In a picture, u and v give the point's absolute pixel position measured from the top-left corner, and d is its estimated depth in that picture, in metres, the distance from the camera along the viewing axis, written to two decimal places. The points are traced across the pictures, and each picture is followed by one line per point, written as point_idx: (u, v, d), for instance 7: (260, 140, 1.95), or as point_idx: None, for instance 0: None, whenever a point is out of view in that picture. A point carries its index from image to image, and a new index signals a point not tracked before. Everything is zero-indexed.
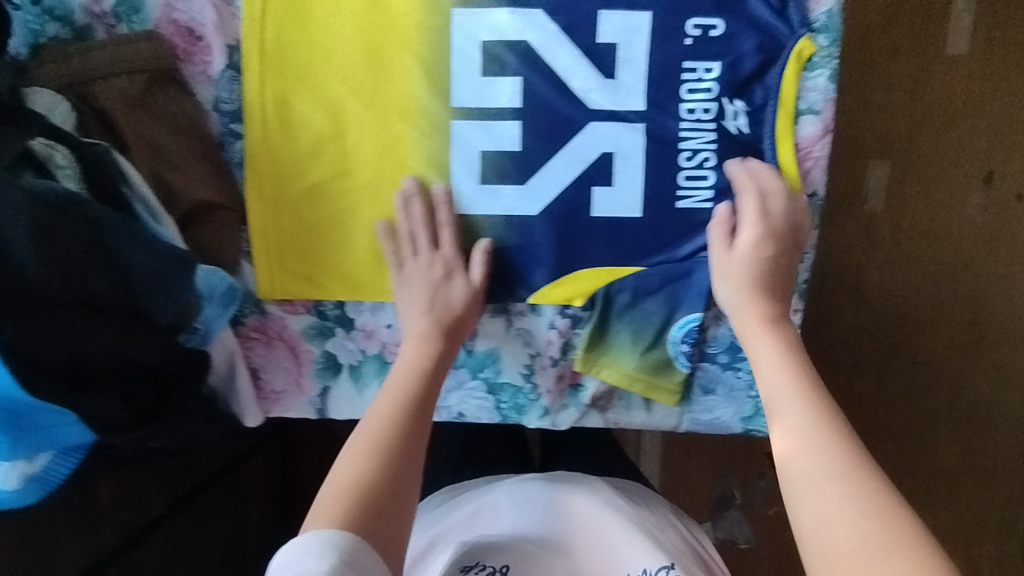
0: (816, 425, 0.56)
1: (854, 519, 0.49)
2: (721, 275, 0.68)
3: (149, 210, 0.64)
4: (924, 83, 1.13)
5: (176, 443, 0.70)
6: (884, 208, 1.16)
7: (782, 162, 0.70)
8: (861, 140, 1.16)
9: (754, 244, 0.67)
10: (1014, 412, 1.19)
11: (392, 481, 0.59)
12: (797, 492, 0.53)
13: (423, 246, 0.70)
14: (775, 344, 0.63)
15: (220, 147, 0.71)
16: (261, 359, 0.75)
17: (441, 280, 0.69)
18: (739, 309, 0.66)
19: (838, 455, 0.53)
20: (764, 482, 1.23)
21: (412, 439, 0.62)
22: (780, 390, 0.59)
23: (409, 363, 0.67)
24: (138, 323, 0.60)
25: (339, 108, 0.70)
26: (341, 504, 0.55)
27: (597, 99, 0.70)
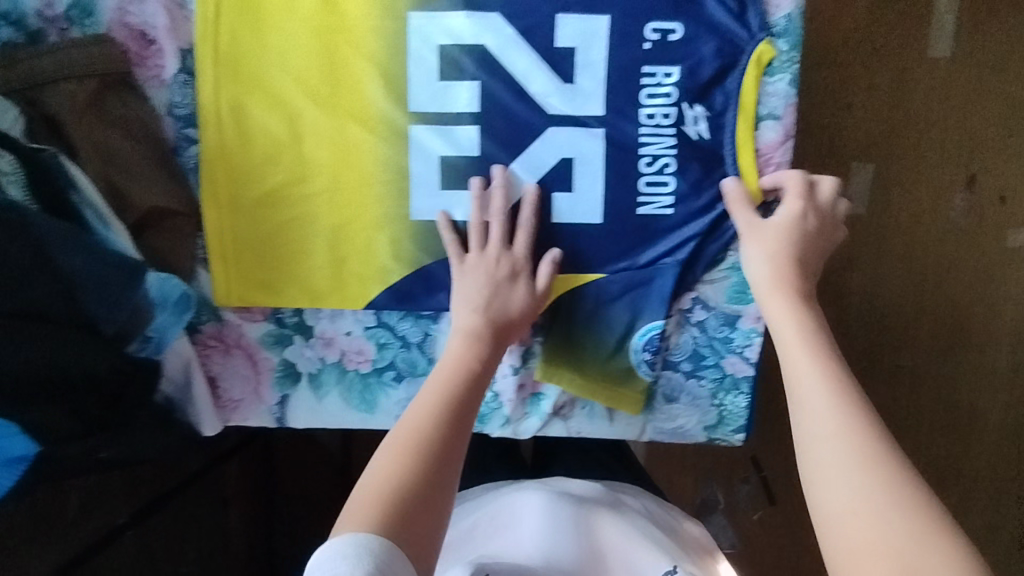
0: (843, 409, 0.52)
1: (884, 512, 0.46)
2: (758, 254, 0.65)
3: (98, 215, 0.63)
4: (907, 84, 1.09)
5: (129, 456, 0.68)
6: (868, 210, 1.11)
7: (743, 170, 0.69)
8: (842, 141, 1.10)
9: (793, 222, 0.65)
10: (998, 419, 1.14)
11: (437, 486, 0.52)
12: (821, 479, 0.50)
13: (495, 241, 0.68)
14: (797, 324, 0.59)
15: (175, 152, 0.70)
16: (220, 367, 0.74)
17: (509, 277, 0.67)
18: (771, 291, 0.63)
19: (865, 443, 0.50)
20: (748, 486, 1.20)
21: (457, 438, 0.55)
22: (804, 372, 0.56)
23: (455, 357, 0.62)
24: (84, 332, 0.59)
25: (295, 113, 0.69)
26: (376, 511, 0.49)
27: (556, 103, 0.69)
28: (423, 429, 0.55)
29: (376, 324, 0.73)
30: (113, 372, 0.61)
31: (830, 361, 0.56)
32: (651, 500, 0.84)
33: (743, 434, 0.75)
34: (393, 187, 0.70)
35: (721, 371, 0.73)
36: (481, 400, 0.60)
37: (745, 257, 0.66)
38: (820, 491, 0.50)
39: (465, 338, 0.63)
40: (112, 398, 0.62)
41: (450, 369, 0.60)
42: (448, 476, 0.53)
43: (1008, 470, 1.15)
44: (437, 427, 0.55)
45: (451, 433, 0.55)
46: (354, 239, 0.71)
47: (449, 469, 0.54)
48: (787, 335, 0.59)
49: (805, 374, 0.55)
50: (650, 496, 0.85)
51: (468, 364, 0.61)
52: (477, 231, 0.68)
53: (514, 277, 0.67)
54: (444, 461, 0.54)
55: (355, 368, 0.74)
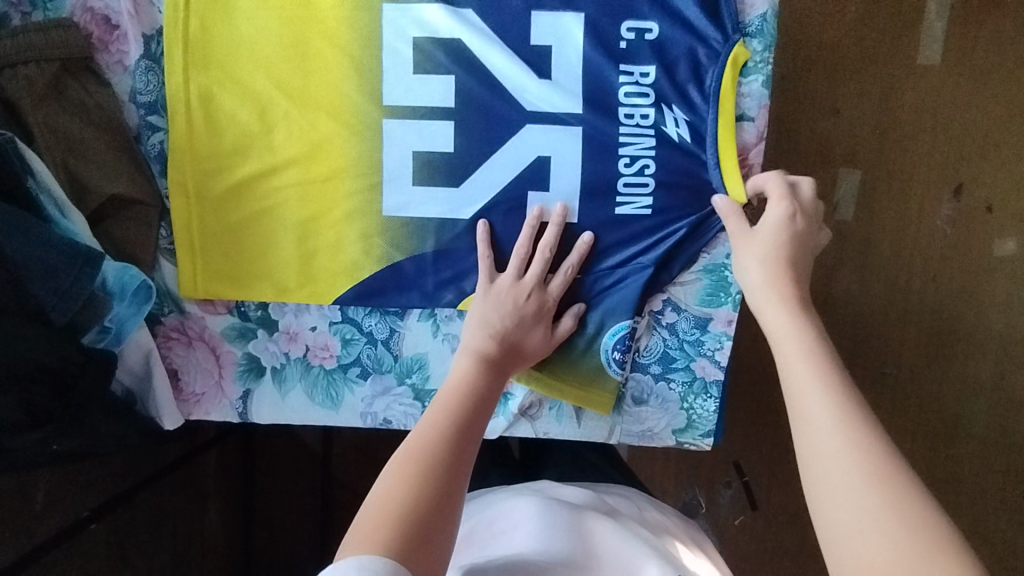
0: (847, 419, 0.48)
1: (898, 534, 0.42)
2: (753, 261, 0.62)
3: (56, 204, 0.62)
4: (895, 93, 1.08)
5: (85, 448, 0.67)
6: (855, 217, 1.10)
7: (728, 179, 0.67)
8: (831, 147, 1.10)
9: (782, 227, 0.63)
10: (984, 431, 1.13)
11: (449, 505, 0.50)
12: (827, 498, 0.46)
13: (533, 272, 0.68)
14: (798, 331, 0.55)
15: (137, 140, 0.69)
16: (182, 359, 0.72)
17: (534, 316, 0.67)
18: (772, 300, 0.59)
19: (872, 457, 0.45)
20: (730, 491, 1.19)
21: (462, 458, 0.54)
22: (806, 379, 0.51)
23: (460, 383, 0.61)
24: (33, 321, 0.58)
25: (266, 104, 0.68)
26: (390, 528, 0.46)
27: (531, 100, 0.68)
28: (429, 449, 0.53)
29: (342, 319, 0.72)
30: (66, 363, 0.59)
31: (833, 367, 0.52)
32: (651, 505, 0.82)
33: (713, 439, 0.73)
34: (365, 181, 0.69)
35: (691, 374, 0.72)
36: (485, 423, 0.59)
37: (739, 267, 0.64)
38: (826, 509, 0.46)
39: (472, 365, 0.63)
40: (67, 387, 0.60)
41: (458, 394, 0.59)
42: (456, 495, 0.51)
43: (993, 480, 1.13)
44: (443, 447, 0.54)
45: (456, 452, 0.54)
46: (324, 233, 0.70)
47: (458, 489, 0.52)
48: (786, 342, 0.55)
49: (805, 381, 0.51)
50: (652, 503, 0.83)
51: (472, 389, 0.60)
52: (519, 259, 0.68)
53: (539, 317, 0.68)
54: (452, 480, 0.52)
55: (319, 364, 0.73)
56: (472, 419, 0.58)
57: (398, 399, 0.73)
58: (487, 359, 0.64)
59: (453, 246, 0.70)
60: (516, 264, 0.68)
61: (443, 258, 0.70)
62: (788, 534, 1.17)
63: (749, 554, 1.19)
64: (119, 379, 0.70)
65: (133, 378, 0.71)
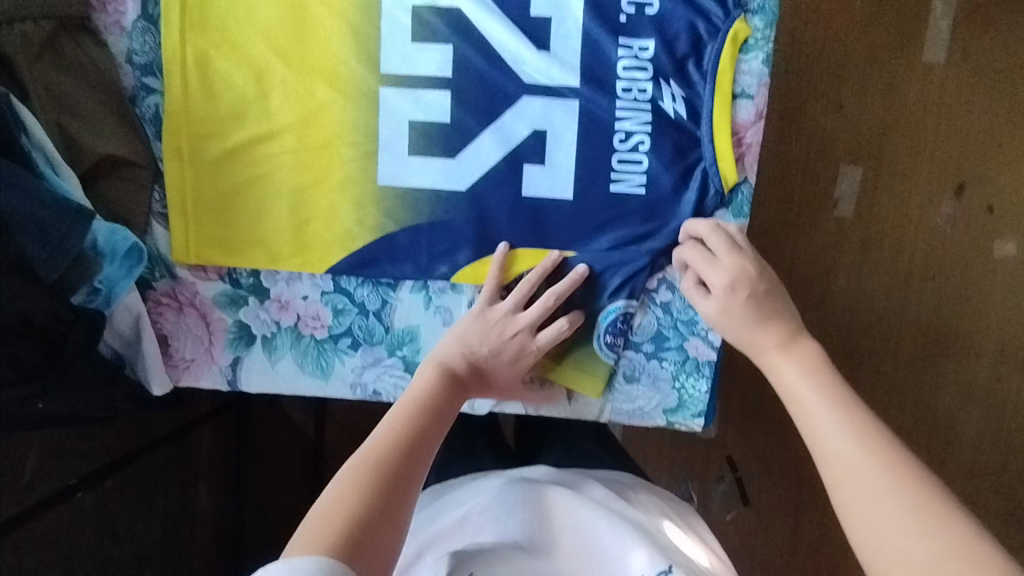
0: (857, 431, 0.50)
1: (925, 543, 0.44)
2: (725, 327, 0.62)
3: (48, 160, 0.62)
4: (899, 89, 1.07)
5: (71, 410, 0.66)
6: (855, 214, 1.10)
7: (721, 158, 0.67)
8: (833, 141, 1.09)
9: (729, 292, 0.61)
10: (977, 430, 1.12)
11: (394, 512, 0.50)
12: (858, 514, 0.48)
13: (529, 317, 0.66)
14: (793, 358, 0.57)
15: (132, 102, 0.69)
16: (172, 325, 0.72)
17: (511, 356, 0.67)
18: (764, 338, 0.59)
19: (886, 470, 0.48)
20: (722, 485, 1.18)
21: (414, 468, 0.54)
22: (813, 405, 0.53)
23: (421, 394, 0.60)
24: (22, 276, 0.57)
25: (263, 69, 0.67)
26: (335, 530, 0.46)
27: (530, 72, 0.67)
28: (380, 458, 0.53)
29: (334, 289, 0.72)
30: (52, 319, 0.59)
31: (835, 389, 0.54)
32: (641, 488, 0.81)
33: (704, 420, 0.73)
34: (361, 149, 0.69)
35: (684, 353, 0.72)
36: (440, 439, 0.58)
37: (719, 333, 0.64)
38: (858, 525, 0.47)
39: (436, 374, 0.63)
40: (52, 346, 0.59)
41: (415, 406, 0.59)
42: (404, 506, 0.51)
43: (984, 480, 1.13)
44: (397, 457, 0.53)
45: (406, 463, 0.53)
46: (318, 201, 0.70)
47: (406, 500, 0.52)
48: (784, 370, 0.57)
49: (813, 407, 0.53)
50: (639, 484, 0.82)
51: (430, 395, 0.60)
52: (521, 295, 0.67)
53: (516, 360, 0.67)
54: (400, 489, 0.52)
55: (310, 334, 0.72)
56: (426, 434, 0.57)
57: (388, 370, 0.73)
58: (452, 372, 0.64)
59: (447, 218, 0.69)
60: (517, 297, 0.67)
61: (438, 230, 0.69)
62: (780, 529, 1.16)
63: (739, 549, 1.18)
64: (108, 341, 0.70)
65: (123, 341, 0.71)
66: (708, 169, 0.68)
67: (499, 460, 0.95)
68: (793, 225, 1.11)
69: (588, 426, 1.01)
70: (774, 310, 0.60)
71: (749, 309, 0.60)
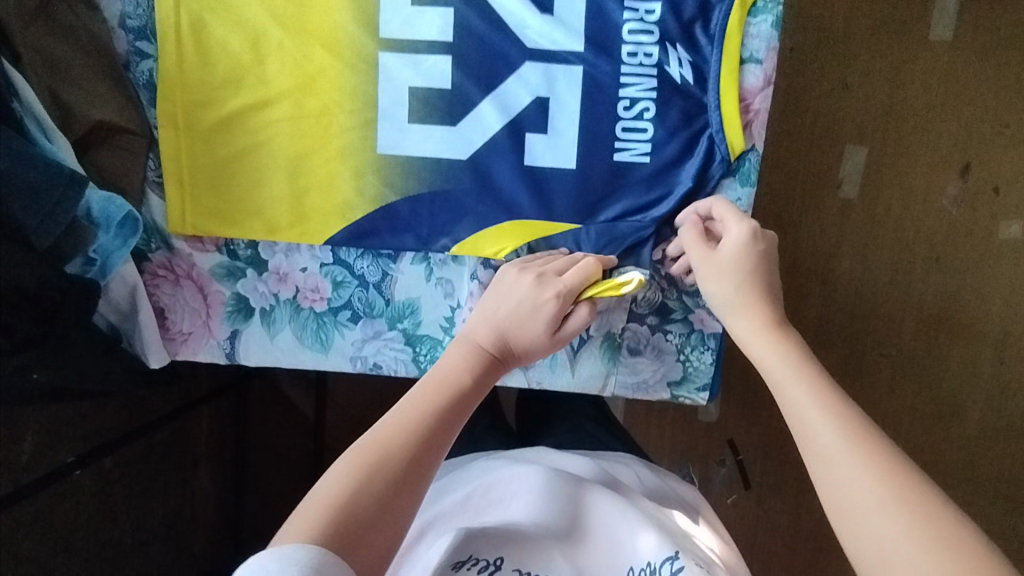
0: (849, 432, 0.47)
1: (927, 554, 0.40)
2: (721, 283, 0.59)
3: (41, 126, 0.60)
4: (908, 66, 1.04)
5: (68, 383, 0.65)
6: (859, 195, 1.07)
7: (727, 125, 0.65)
8: (840, 120, 1.06)
9: (745, 246, 0.58)
10: (979, 413, 1.10)
11: (394, 505, 0.47)
12: (853, 521, 0.44)
13: (553, 266, 0.63)
14: (784, 350, 0.54)
15: (125, 68, 0.68)
16: (169, 298, 0.71)
17: (530, 306, 0.61)
18: (746, 328, 0.57)
19: (883, 474, 0.44)
20: (724, 468, 1.16)
21: (422, 456, 0.50)
22: (805, 402, 0.50)
23: (447, 371, 0.58)
24: (18, 244, 0.55)
25: (259, 33, 0.66)
26: (325, 517, 0.44)
27: (533, 37, 0.65)
28: (391, 442, 0.50)
29: (333, 261, 0.71)
30: (47, 289, 0.57)
31: (827, 387, 0.50)
32: (649, 471, 0.80)
33: (709, 393, 0.72)
34: (360, 117, 0.67)
35: (689, 326, 0.71)
36: (457, 428, 0.55)
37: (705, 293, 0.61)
38: (854, 532, 0.44)
39: (463, 356, 0.59)
40: (48, 316, 0.58)
41: (438, 387, 0.56)
42: (406, 496, 0.48)
43: (987, 465, 1.11)
44: (410, 441, 0.51)
45: (414, 451, 0.50)
46: (316, 171, 0.68)
47: (410, 490, 0.49)
48: (773, 363, 0.54)
49: (805, 405, 0.50)
50: (646, 466, 0.81)
51: (455, 383, 0.56)
52: (549, 259, 0.65)
53: (537, 309, 0.61)
54: (403, 478, 0.48)
55: (309, 307, 0.71)
56: (442, 422, 0.53)
57: (389, 344, 0.72)
58: (485, 353, 0.60)
59: (447, 188, 0.68)
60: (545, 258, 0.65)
61: (438, 201, 0.68)
62: (781, 513, 1.16)
63: (738, 531, 1.17)
64: (104, 314, 0.69)
65: (120, 314, 0.69)
66: (714, 136, 0.66)
67: (498, 438, 0.94)
68: (797, 207, 1.08)
69: (590, 407, 1.00)
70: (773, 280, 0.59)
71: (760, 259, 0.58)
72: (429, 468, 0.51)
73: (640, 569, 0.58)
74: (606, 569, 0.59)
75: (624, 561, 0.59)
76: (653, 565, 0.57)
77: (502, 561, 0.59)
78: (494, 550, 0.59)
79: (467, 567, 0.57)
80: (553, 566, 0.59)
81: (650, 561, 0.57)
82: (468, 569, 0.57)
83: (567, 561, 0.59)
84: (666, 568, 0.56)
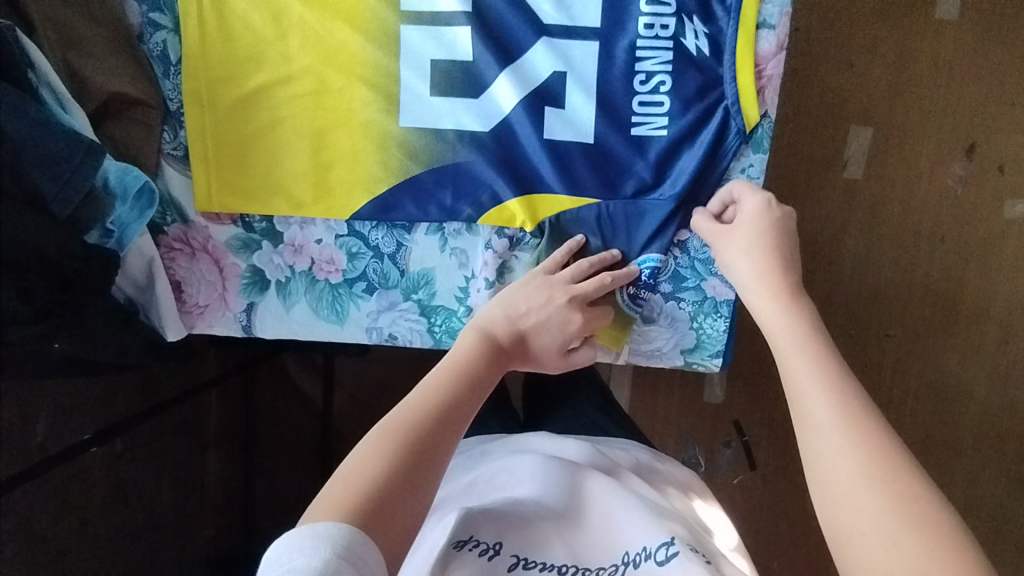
0: (850, 414, 0.45)
1: (901, 538, 0.40)
2: (735, 253, 0.60)
3: (56, 97, 0.60)
4: (912, 45, 1.01)
5: (81, 355, 0.65)
6: (863, 177, 1.04)
7: (743, 96, 0.65)
8: (843, 102, 1.03)
9: (759, 213, 0.60)
10: (984, 396, 1.07)
11: (421, 486, 0.46)
12: (832, 496, 0.43)
13: (581, 289, 0.64)
14: (793, 325, 0.51)
15: (140, 39, 0.68)
16: (185, 271, 0.72)
17: (562, 322, 0.63)
18: (758, 293, 0.56)
19: (870, 456, 0.43)
20: (729, 450, 1.15)
21: (443, 438, 0.49)
22: (805, 376, 0.48)
23: (462, 355, 0.56)
24: (37, 210, 0.56)
25: (280, 8, 0.66)
26: (355, 501, 0.43)
27: (549, 11, 0.65)
28: (412, 425, 0.49)
29: (347, 233, 0.71)
30: (65, 256, 0.58)
31: (831, 364, 0.48)
32: (654, 458, 0.75)
33: (722, 360, 0.73)
34: (382, 92, 0.67)
35: (702, 294, 0.71)
36: (477, 407, 0.53)
37: (724, 263, 0.61)
38: (831, 506, 0.43)
39: (479, 339, 0.58)
40: (66, 285, 0.59)
41: (454, 369, 0.54)
42: (431, 479, 0.47)
43: (990, 448, 1.08)
44: (431, 422, 0.49)
45: (439, 430, 0.49)
46: (338, 146, 0.69)
47: (437, 467, 0.48)
48: (783, 330, 0.52)
49: (805, 378, 0.48)
50: (649, 452, 0.76)
51: (473, 369, 0.55)
52: (579, 270, 0.66)
53: (564, 328, 0.63)
54: (429, 458, 0.48)
55: (325, 278, 0.72)
56: (462, 400, 0.52)
57: (404, 315, 0.73)
58: (495, 341, 0.58)
59: (457, 162, 0.68)
60: (574, 270, 0.66)
61: (449, 174, 0.68)
62: (783, 493, 1.13)
63: (744, 515, 1.15)
64: (122, 286, 0.70)
65: (137, 287, 0.70)
66: (730, 108, 0.65)
67: (505, 417, 0.93)
68: (804, 189, 1.05)
69: (594, 390, 0.97)
70: (786, 248, 0.58)
71: (769, 230, 0.59)
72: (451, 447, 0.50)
73: (634, 554, 0.54)
74: (600, 552, 0.56)
75: (621, 545, 0.56)
76: (648, 550, 0.53)
77: (501, 545, 0.55)
78: (494, 534, 0.55)
79: (469, 549, 0.53)
80: (551, 550, 0.55)
81: (645, 546, 0.54)
82: (469, 551, 0.53)
83: (565, 544, 0.56)
84: (661, 554, 0.52)
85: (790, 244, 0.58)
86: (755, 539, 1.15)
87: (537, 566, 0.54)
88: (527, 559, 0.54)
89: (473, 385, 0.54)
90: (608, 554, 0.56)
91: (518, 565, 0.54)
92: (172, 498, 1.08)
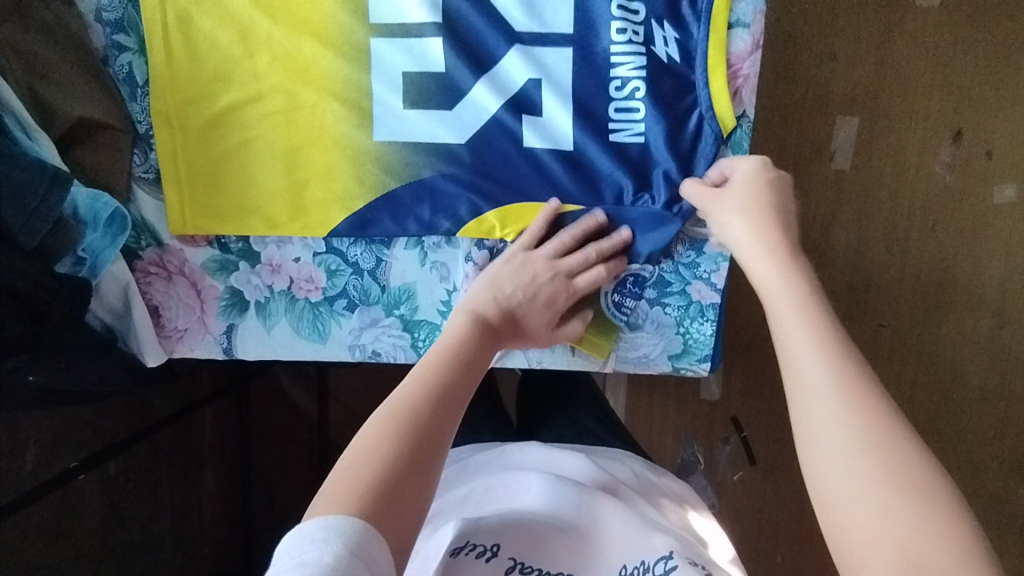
0: (846, 383, 0.42)
1: (893, 510, 0.37)
2: (729, 215, 0.59)
3: (20, 124, 0.59)
4: (893, 34, 1.00)
5: (59, 386, 0.63)
6: (851, 168, 1.03)
7: (716, 99, 0.64)
8: (827, 95, 1.02)
9: (750, 178, 0.60)
10: (980, 379, 1.06)
11: (423, 478, 0.46)
12: (818, 462, 0.41)
13: (563, 267, 0.65)
14: (789, 293, 0.49)
15: (104, 62, 0.67)
16: (162, 296, 0.71)
17: (545, 302, 0.64)
18: (751, 250, 0.55)
19: (865, 421, 0.41)
20: (729, 446, 1.13)
21: (443, 422, 0.49)
22: (801, 344, 0.45)
23: (451, 340, 0.56)
24: (7, 245, 0.55)
25: (248, 26, 0.65)
26: (365, 492, 0.42)
27: (519, 18, 0.64)
28: (414, 409, 0.48)
29: (325, 250, 0.70)
30: (35, 287, 0.57)
31: (828, 334, 0.45)
32: (648, 470, 0.74)
33: (710, 363, 0.72)
34: (355, 107, 0.66)
35: (687, 298, 0.70)
36: (473, 391, 0.54)
37: (719, 228, 0.60)
38: (816, 471, 0.41)
39: (470, 323, 0.59)
40: (39, 317, 0.57)
41: (447, 355, 0.54)
42: (436, 462, 0.47)
43: (991, 432, 1.07)
44: (430, 403, 0.49)
45: (437, 415, 0.49)
46: (312, 163, 0.68)
47: (439, 455, 0.48)
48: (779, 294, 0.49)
49: (800, 346, 0.45)
50: (644, 464, 0.75)
51: (467, 353, 0.55)
52: (560, 243, 0.65)
53: (547, 309, 0.65)
54: (431, 448, 0.47)
55: (304, 297, 0.71)
56: (458, 384, 0.52)
57: (387, 330, 0.72)
58: (485, 321, 0.60)
59: (435, 175, 0.67)
60: (558, 244, 0.65)
61: (427, 188, 0.67)
62: (784, 487, 1.12)
63: (746, 510, 1.14)
64: (97, 314, 0.68)
65: (112, 314, 0.69)
66: (704, 112, 0.65)
67: (499, 426, 0.92)
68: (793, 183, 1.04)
69: (586, 396, 0.96)
70: (781, 210, 0.57)
71: (762, 194, 0.59)
72: (451, 432, 0.50)
73: (632, 568, 0.54)
74: (600, 560, 0.56)
75: (618, 558, 0.55)
76: (647, 564, 0.53)
77: (498, 548, 0.54)
78: (490, 536, 0.55)
79: (465, 555, 0.53)
80: (549, 556, 0.55)
81: (643, 561, 0.53)
82: (466, 556, 0.53)
83: (564, 550, 0.56)
84: (661, 567, 0.52)
85: (779, 204, 0.58)
86: (758, 534, 1.14)
87: (535, 570, 0.54)
88: (524, 564, 0.54)
89: (467, 363, 0.54)
90: (603, 565, 0.55)
91: (515, 569, 0.54)
92: (169, 519, 1.07)
